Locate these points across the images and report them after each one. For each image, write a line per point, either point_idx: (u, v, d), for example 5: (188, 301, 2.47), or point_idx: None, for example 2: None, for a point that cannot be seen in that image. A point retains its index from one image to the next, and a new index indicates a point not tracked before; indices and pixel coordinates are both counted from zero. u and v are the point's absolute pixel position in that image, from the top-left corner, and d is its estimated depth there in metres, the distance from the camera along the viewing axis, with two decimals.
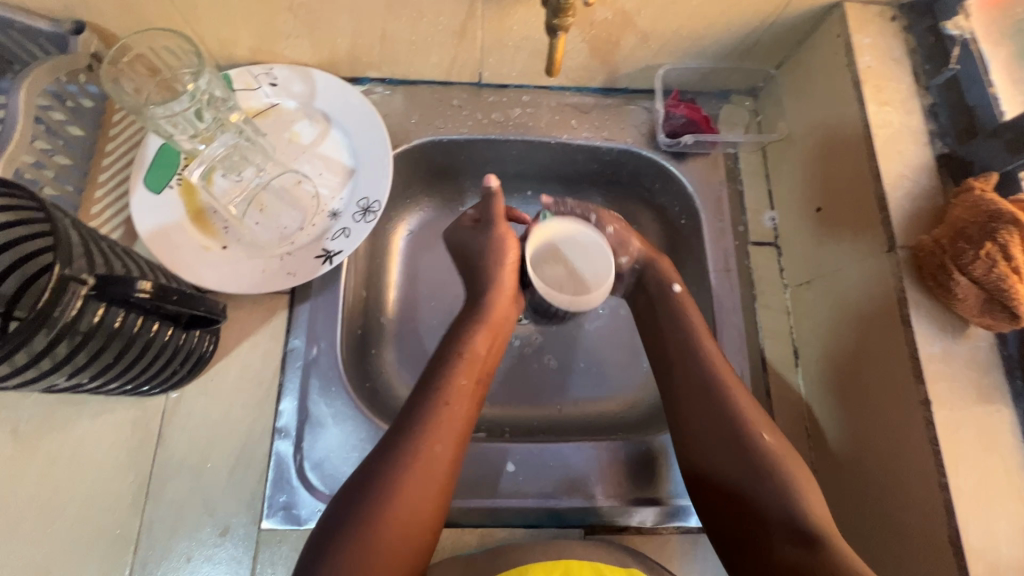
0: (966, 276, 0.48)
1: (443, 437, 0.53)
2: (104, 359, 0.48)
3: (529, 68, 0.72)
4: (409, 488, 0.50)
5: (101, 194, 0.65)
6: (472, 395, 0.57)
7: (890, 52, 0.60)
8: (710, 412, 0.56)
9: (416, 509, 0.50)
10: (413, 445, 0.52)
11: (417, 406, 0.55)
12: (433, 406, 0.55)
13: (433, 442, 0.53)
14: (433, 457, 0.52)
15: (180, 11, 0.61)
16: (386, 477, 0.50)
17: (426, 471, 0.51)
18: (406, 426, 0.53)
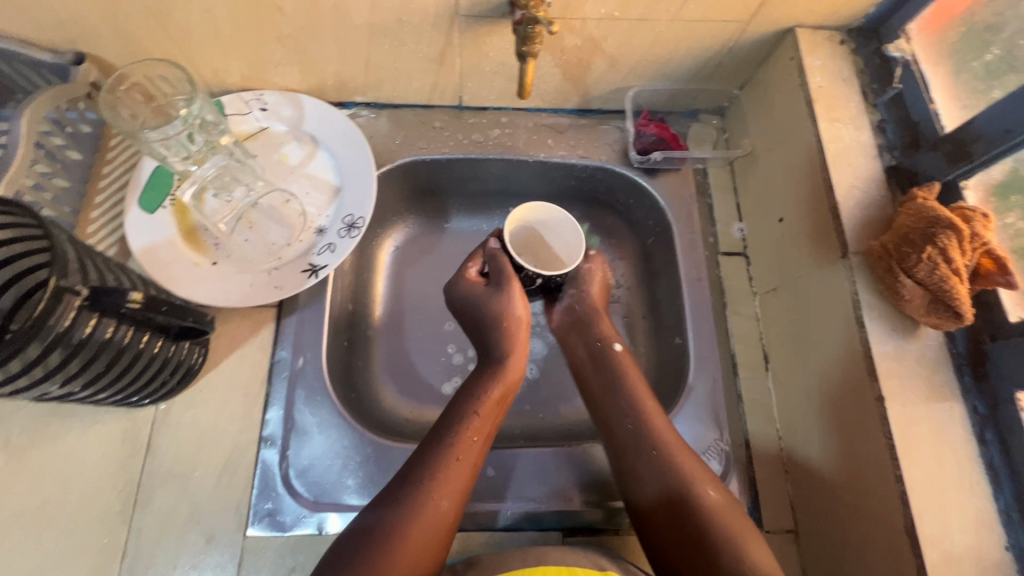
0: (911, 278, 0.51)
1: (449, 494, 0.54)
2: (96, 368, 0.51)
3: (506, 92, 0.77)
4: (412, 547, 0.50)
5: (97, 215, 0.68)
6: (481, 453, 0.58)
7: (840, 72, 0.65)
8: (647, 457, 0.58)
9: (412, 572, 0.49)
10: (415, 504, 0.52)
11: (428, 460, 0.55)
12: (443, 461, 0.55)
13: (440, 498, 0.53)
14: (439, 514, 0.52)
15: (175, 42, 0.65)
16: (392, 534, 0.50)
17: (429, 526, 0.51)
18: (416, 479, 0.54)
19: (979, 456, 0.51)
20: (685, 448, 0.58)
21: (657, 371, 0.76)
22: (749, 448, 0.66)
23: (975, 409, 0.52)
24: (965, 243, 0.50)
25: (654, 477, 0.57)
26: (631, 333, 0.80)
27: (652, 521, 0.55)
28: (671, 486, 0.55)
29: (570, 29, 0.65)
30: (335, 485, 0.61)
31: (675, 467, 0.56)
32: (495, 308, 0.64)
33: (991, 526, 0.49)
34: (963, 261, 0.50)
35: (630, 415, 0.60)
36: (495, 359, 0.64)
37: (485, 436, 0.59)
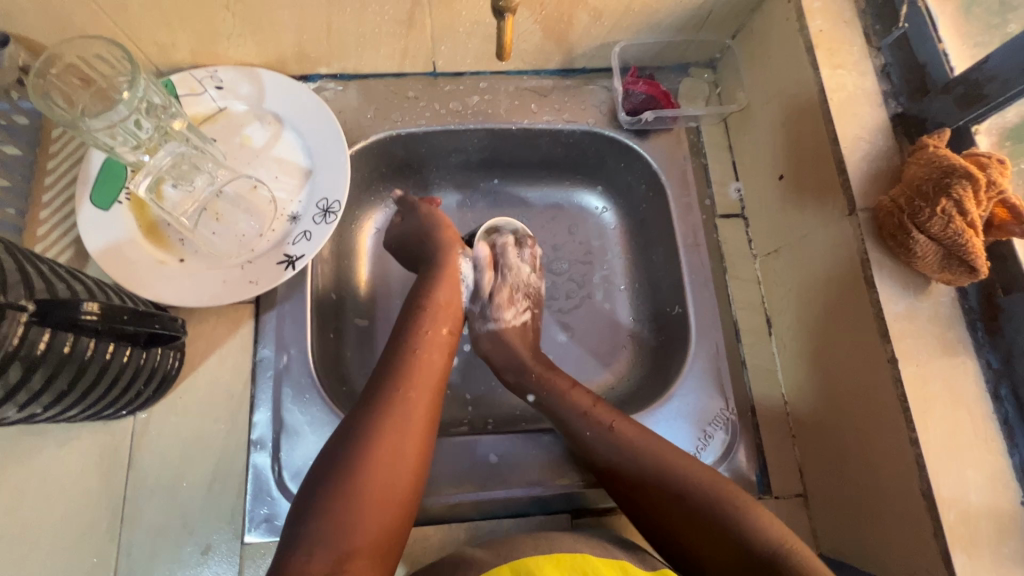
0: (924, 234, 0.48)
1: (415, 385, 0.54)
2: (58, 387, 0.46)
3: (483, 54, 0.71)
4: (392, 435, 0.51)
5: (46, 215, 0.62)
6: (444, 346, 0.60)
7: (841, 14, 0.60)
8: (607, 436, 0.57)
9: (399, 459, 0.50)
10: (389, 394, 0.53)
11: (387, 361, 0.56)
12: (406, 355, 0.57)
13: (413, 388, 0.54)
14: (410, 402, 0.53)
15: (110, 15, 0.58)
16: (374, 425, 0.51)
17: (403, 418, 0.52)
18: (381, 378, 0.55)
19: (993, 412, 0.49)
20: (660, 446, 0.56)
21: (657, 342, 0.74)
22: (755, 415, 0.65)
23: (989, 365, 0.50)
24: (981, 193, 0.47)
25: (631, 465, 0.55)
26: (628, 304, 0.77)
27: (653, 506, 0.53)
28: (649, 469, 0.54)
29: None
30: None
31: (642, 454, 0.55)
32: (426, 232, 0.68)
33: (1006, 482, 0.48)
34: (978, 212, 0.48)
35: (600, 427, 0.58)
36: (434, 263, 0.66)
37: (442, 329, 0.61)
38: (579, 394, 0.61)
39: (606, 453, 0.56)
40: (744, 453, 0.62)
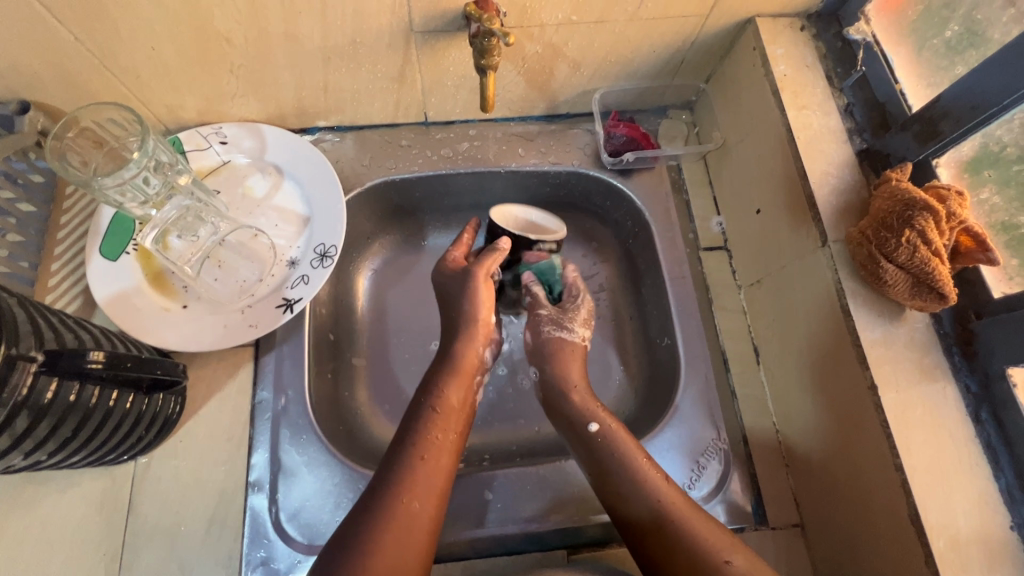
0: (892, 263, 0.50)
1: (420, 494, 0.54)
2: (62, 434, 0.48)
3: (471, 105, 0.75)
4: (398, 556, 0.50)
5: (58, 266, 0.66)
6: (450, 450, 0.59)
7: (803, 59, 0.64)
8: (619, 453, 0.59)
9: (415, 536, 0.52)
10: (408, 470, 0.55)
11: (389, 467, 0.56)
12: (424, 436, 0.58)
13: (416, 501, 0.53)
14: (415, 513, 0.53)
15: (123, 80, 0.63)
16: (382, 541, 0.50)
17: (403, 533, 0.51)
18: (384, 476, 0.55)
19: (976, 436, 0.50)
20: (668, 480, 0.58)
21: (648, 373, 0.75)
22: (747, 444, 0.65)
23: (968, 389, 0.51)
24: (943, 224, 0.49)
25: (636, 494, 0.56)
26: (620, 336, 0.79)
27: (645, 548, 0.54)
28: (656, 508, 0.55)
29: (528, 37, 0.64)
30: (328, 526, 0.60)
31: (647, 484, 0.56)
32: (461, 303, 0.68)
33: (994, 507, 0.48)
34: (942, 242, 0.50)
35: (621, 449, 0.59)
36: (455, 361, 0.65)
37: (457, 422, 0.61)
38: (650, 462, 0.59)
39: (603, 462, 0.59)
40: (738, 484, 0.62)
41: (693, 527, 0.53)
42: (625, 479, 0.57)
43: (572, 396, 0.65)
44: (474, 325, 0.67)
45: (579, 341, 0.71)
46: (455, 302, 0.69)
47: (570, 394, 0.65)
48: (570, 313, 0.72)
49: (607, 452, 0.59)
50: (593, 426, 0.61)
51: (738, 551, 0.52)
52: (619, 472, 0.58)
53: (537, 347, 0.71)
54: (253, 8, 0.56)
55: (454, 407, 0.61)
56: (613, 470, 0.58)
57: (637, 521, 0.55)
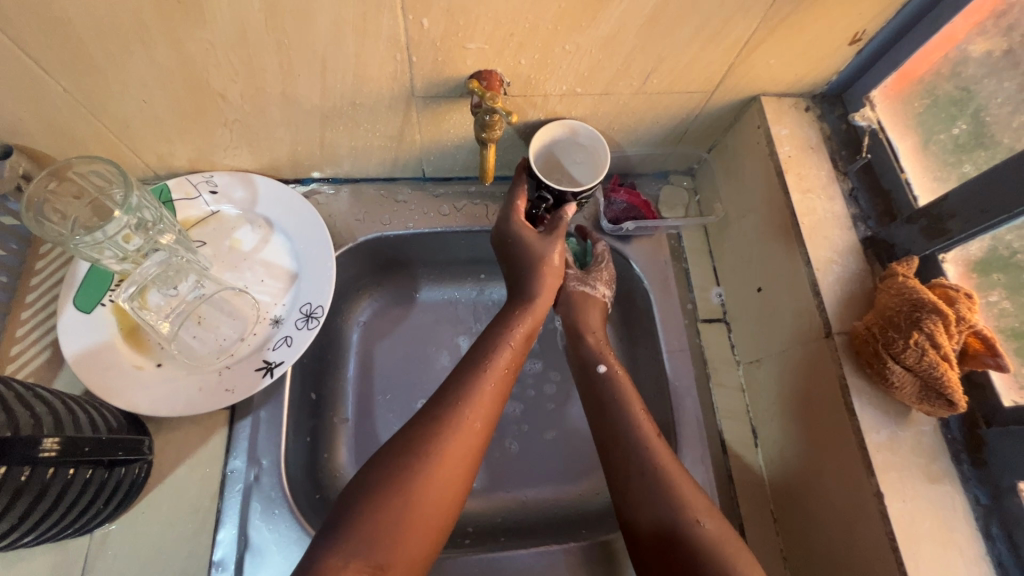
0: (900, 364, 0.49)
1: (479, 412, 0.56)
2: (11, 518, 0.43)
3: (470, 163, 0.74)
4: (451, 477, 0.52)
5: (28, 315, 0.63)
6: (508, 380, 0.60)
7: (808, 141, 0.63)
8: (642, 438, 0.58)
9: (467, 452, 0.53)
10: (472, 392, 0.56)
11: (456, 382, 0.57)
12: (489, 363, 0.59)
13: (479, 426, 0.55)
14: (472, 431, 0.54)
15: (111, 130, 0.61)
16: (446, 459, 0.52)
17: (460, 453, 0.53)
18: (450, 391, 0.56)
19: (986, 553, 0.48)
20: (682, 470, 0.56)
21: None
22: (743, 535, 0.62)
23: (977, 500, 0.50)
24: (952, 327, 0.47)
25: (647, 497, 0.55)
26: None
27: (639, 538, 0.54)
28: (666, 521, 0.53)
29: (531, 105, 0.63)
30: None
31: (674, 488, 0.54)
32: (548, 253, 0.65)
33: None
34: (951, 345, 0.48)
35: (639, 448, 0.57)
36: (526, 296, 0.65)
37: (512, 360, 0.61)
38: (645, 415, 0.60)
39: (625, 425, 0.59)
40: None
41: (704, 533, 0.51)
42: (631, 445, 0.58)
43: (628, 397, 0.62)
44: (546, 275, 0.65)
45: (600, 298, 0.70)
46: (535, 253, 0.65)
47: (627, 400, 0.61)
48: (594, 271, 0.71)
49: (610, 393, 0.62)
50: (600, 367, 0.65)
51: (712, 515, 0.53)
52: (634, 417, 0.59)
53: (563, 300, 0.70)
54: (251, 70, 0.54)
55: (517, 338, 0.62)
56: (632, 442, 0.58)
57: (642, 534, 0.54)
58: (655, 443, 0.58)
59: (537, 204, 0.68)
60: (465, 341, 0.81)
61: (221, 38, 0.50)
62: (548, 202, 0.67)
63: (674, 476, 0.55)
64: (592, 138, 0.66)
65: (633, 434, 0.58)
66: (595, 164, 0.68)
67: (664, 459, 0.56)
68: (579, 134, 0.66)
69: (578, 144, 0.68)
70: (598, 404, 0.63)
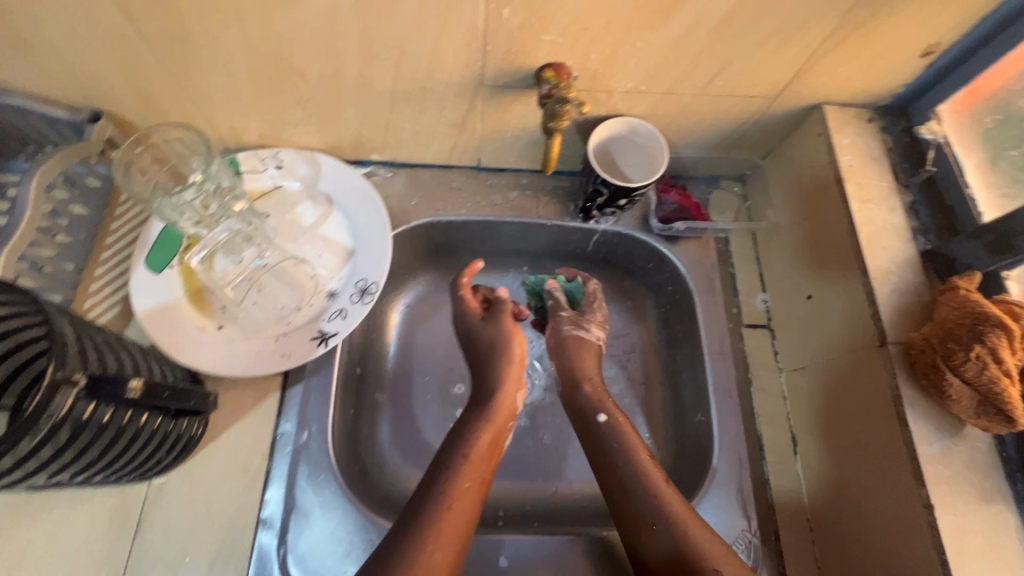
0: (958, 377, 0.48)
1: (465, 485, 0.58)
2: (89, 455, 0.47)
3: (525, 156, 0.76)
4: (447, 541, 0.54)
5: (101, 271, 0.67)
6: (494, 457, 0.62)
7: (869, 151, 0.63)
8: (648, 485, 0.59)
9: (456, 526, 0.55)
10: (455, 463, 0.59)
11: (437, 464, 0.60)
12: (474, 434, 0.62)
13: (468, 487, 0.58)
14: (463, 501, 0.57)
15: (194, 102, 0.64)
16: (443, 523, 0.55)
17: (450, 525, 0.55)
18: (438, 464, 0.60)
19: None
20: (688, 508, 0.58)
21: (676, 447, 0.73)
22: (777, 540, 0.62)
23: None
24: (1016, 343, 0.47)
25: (661, 542, 0.56)
26: (649, 403, 0.77)
27: None
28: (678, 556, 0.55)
29: (594, 100, 0.65)
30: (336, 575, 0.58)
31: (681, 531, 0.56)
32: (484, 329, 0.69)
33: None
34: (1014, 361, 0.47)
35: (631, 474, 0.60)
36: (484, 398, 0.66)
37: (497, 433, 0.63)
38: (651, 461, 0.61)
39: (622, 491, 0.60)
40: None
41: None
42: (641, 497, 0.58)
43: (632, 445, 0.62)
44: (512, 366, 0.68)
45: (594, 341, 0.71)
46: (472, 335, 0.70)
47: (630, 446, 0.62)
48: (587, 314, 0.72)
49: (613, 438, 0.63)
50: (600, 416, 0.65)
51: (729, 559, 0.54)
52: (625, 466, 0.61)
53: (558, 345, 0.70)
54: (333, 50, 0.57)
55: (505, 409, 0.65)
56: (631, 490, 0.59)
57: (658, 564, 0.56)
58: (663, 486, 0.59)
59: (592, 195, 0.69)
60: None
61: (311, 18, 0.53)
62: (604, 194, 0.68)
63: (662, 493, 0.58)
64: (651, 138, 0.67)
65: (636, 482, 0.59)
66: (650, 162, 0.70)
67: (665, 491, 0.58)
68: (638, 134, 0.68)
69: (635, 142, 0.69)
70: (605, 459, 0.62)
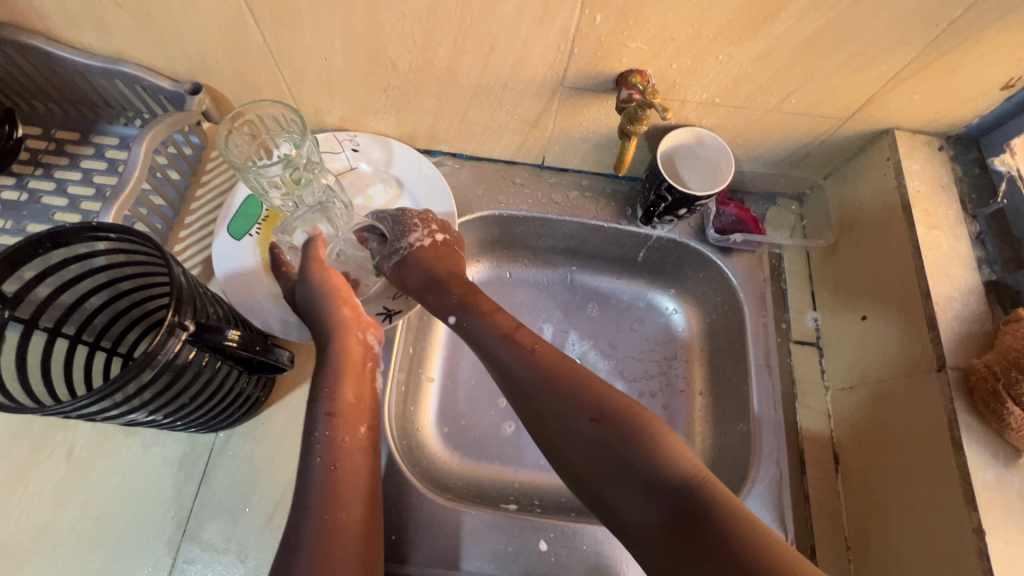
0: (1019, 406, 0.49)
1: (343, 406, 0.53)
2: (182, 400, 0.50)
3: (589, 157, 0.78)
4: (356, 500, 0.49)
5: (186, 235, 0.72)
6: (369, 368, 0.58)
7: (938, 179, 0.64)
8: (583, 379, 0.52)
9: (348, 455, 0.51)
10: (336, 373, 0.55)
11: (325, 377, 0.55)
12: (340, 337, 0.58)
13: (358, 420, 0.54)
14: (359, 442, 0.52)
15: (288, 83, 0.68)
16: (340, 473, 0.49)
17: (355, 459, 0.51)
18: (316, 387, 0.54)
19: None
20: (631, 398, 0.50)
21: (714, 455, 0.74)
22: (815, 556, 0.62)
23: None
24: None
25: (590, 440, 0.49)
26: (690, 411, 0.78)
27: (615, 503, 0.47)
28: (612, 433, 0.48)
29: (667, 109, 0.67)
30: None
31: (614, 403, 0.49)
32: (314, 295, 0.60)
33: None
34: None
35: (559, 370, 0.53)
36: (328, 317, 0.58)
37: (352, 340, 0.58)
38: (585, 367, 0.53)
39: (543, 408, 0.51)
40: None
41: (657, 456, 0.46)
42: (550, 399, 0.51)
43: (551, 355, 0.54)
44: (342, 314, 0.59)
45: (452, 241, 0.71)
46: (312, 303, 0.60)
47: (516, 340, 0.55)
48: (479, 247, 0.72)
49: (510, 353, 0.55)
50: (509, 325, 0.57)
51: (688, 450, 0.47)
52: (527, 378, 0.53)
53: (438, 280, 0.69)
54: (427, 42, 0.60)
55: (342, 317, 0.59)
56: (554, 403, 0.51)
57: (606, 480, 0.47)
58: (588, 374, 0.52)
59: (657, 201, 0.71)
60: (549, 328, 0.83)
61: (413, 11, 0.56)
62: (668, 201, 0.70)
63: (596, 385, 0.51)
64: (718, 148, 0.68)
65: (561, 390, 0.51)
66: (715, 171, 0.70)
67: (591, 380, 0.52)
68: (705, 144, 0.69)
69: (701, 151, 0.70)
70: (519, 389, 0.53)
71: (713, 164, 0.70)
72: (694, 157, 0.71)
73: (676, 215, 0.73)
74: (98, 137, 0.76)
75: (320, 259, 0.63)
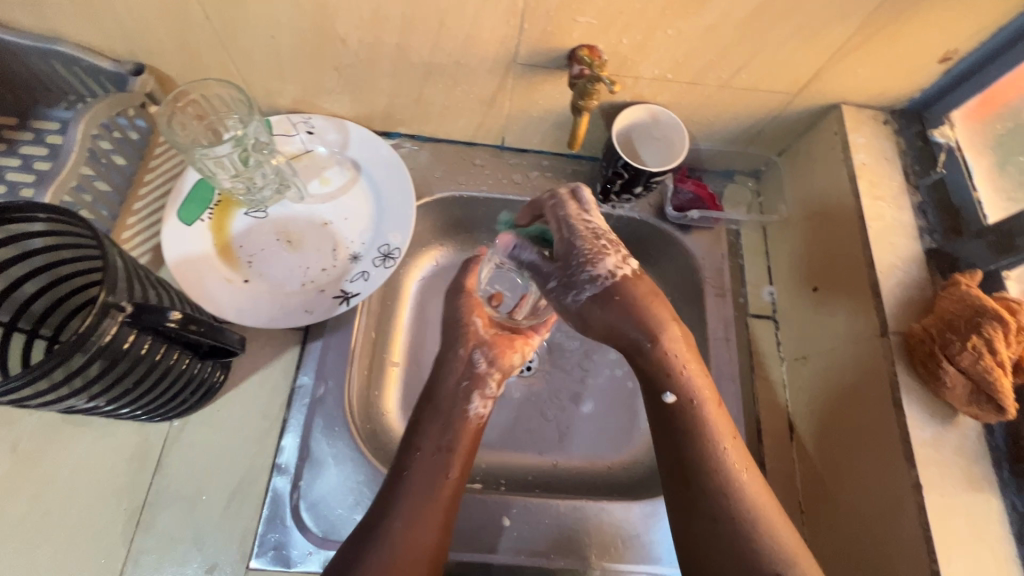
0: (954, 365, 0.51)
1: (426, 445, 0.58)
2: (125, 385, 0.49)
3: (549, 137, 0.78)
4: (429, 536, 0.53)
5: (134, 221, 0.69)
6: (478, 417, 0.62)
7: (883, 151, 0.66)
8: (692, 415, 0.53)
9: (437, 494, 0.55)
10: (435, 420, 0.59)
11: (432, 422, 0.59)
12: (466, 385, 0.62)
13: (461, 454, 0.58)
14: (417, 477, 0.56)
15: (235, 63, 0.66)
16: (399, 504, 0.54)
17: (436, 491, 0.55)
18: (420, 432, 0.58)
19: (1016, 554, 0.50)
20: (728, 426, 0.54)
21: None
22: None
23: (1014, 506, 0.52)
24: (1011, 335, 0.49)
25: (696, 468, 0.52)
26: None
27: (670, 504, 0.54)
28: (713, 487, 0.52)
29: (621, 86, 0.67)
30: (346, 524, 0.59)
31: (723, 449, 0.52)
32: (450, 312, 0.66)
33: None
34: (1009, 352, 0.50)
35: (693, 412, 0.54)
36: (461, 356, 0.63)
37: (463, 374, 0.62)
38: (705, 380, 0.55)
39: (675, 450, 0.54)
40: None
41: (742, 490, 0.52)
42: (687, 433, 0.53)
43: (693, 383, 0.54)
44: (452, 327, 0.65)
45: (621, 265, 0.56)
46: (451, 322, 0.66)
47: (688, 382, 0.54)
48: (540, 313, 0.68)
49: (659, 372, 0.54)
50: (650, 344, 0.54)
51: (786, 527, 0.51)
52: (708, 422, 0.53)
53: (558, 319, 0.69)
54: (375, 18, 0.59)
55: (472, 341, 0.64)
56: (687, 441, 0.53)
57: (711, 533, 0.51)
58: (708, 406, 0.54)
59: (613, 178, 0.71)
60: None
61: None
62: (624, 177, 0.70)
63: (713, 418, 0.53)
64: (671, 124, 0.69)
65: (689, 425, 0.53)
66: (669, 147, 0.71)
67: (722, 433, 0.53)
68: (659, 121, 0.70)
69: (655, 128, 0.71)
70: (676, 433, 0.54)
71: (668, 141, 0.71)
72: (649, 135, 0.72)
73: (632, 193, 0.73)
74: (37, 123, 0.72)
75: (467, 287, 0.67)
